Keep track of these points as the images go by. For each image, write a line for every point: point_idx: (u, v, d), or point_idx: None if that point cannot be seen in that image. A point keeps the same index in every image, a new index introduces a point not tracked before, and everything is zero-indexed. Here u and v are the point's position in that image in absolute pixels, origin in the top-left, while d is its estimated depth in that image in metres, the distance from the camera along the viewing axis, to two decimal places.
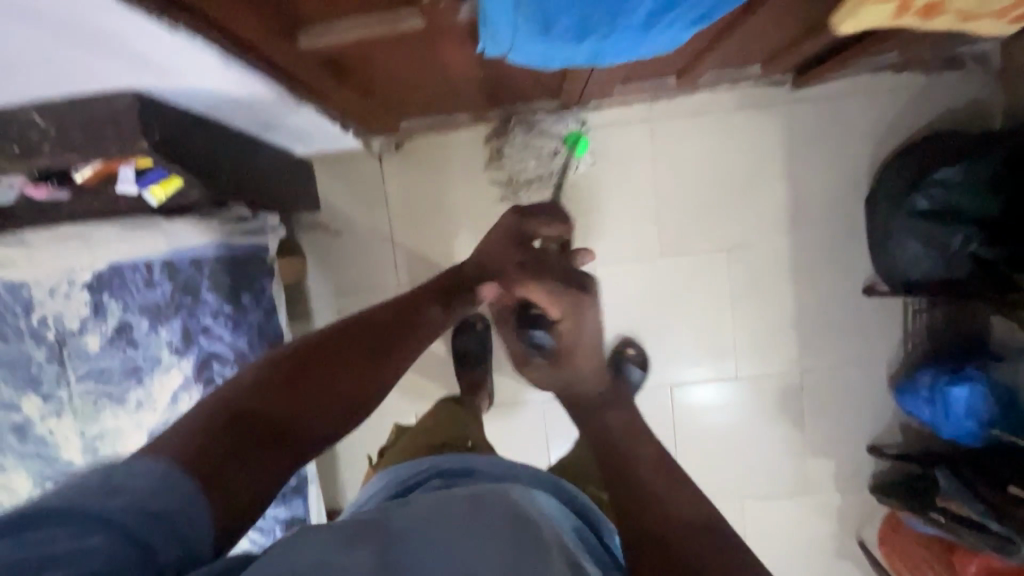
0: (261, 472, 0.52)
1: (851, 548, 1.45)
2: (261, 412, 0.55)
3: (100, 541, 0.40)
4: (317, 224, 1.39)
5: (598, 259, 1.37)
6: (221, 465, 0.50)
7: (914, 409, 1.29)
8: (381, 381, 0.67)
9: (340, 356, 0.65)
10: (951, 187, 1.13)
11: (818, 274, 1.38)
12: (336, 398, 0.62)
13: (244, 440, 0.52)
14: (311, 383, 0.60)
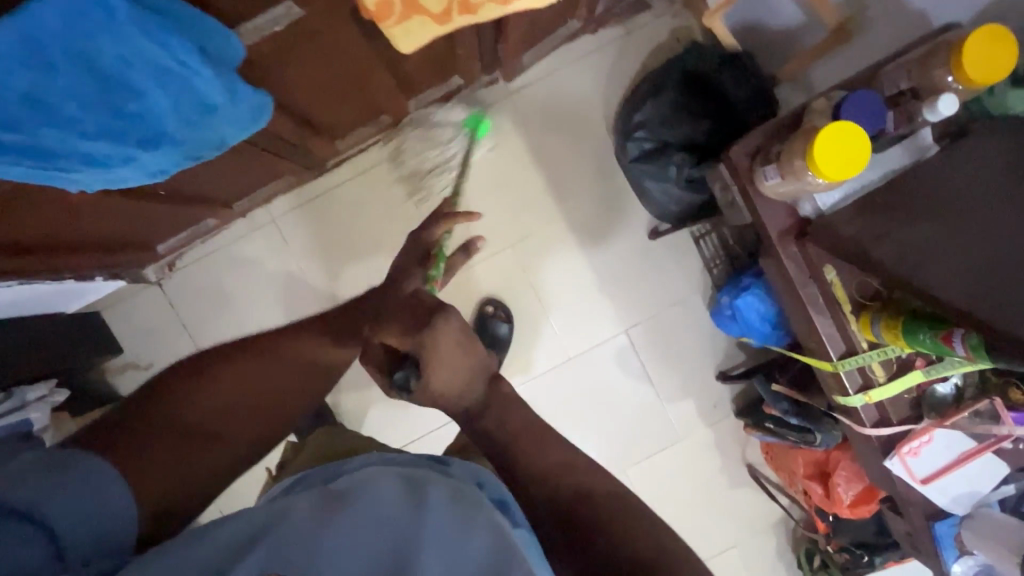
0: (146, 467, 0.60)
1: (744, 475, 1.46)
2: (175, 422, 0.64)
3: (4, 555, 0.48)
4: (128, 364, 1.41)
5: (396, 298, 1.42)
6: (142, 462, 0.60)
7: (727, 329, 1.30)
8: (279, 395, 0.72)
9: (231, 362, 0.70)
10: (651, 125, 1.17)
11: (604, 236, 1.42)
12: (251, 403, 0.70)
13: (150, 438, 0.61)
14: (215, 385, 0.67)
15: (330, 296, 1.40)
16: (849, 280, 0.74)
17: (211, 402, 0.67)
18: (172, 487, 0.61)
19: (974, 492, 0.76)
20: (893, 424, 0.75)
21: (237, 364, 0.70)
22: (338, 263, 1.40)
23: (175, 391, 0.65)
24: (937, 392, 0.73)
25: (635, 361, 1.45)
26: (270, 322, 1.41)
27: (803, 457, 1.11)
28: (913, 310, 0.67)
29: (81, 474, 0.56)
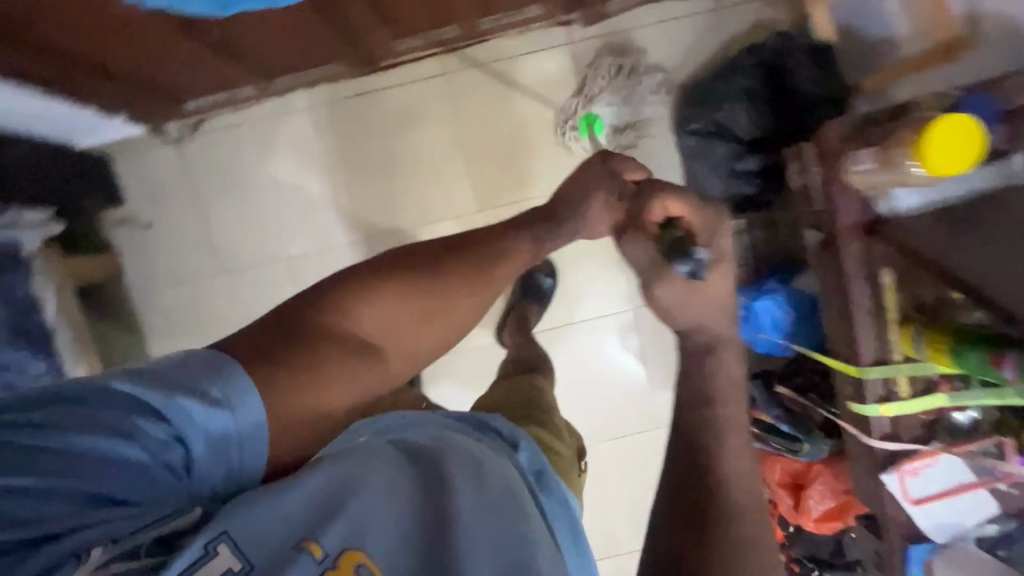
0: (298, 387, 0.63)
1: None
2: (319, 345, 0.67)
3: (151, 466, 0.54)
4: (124, 219, 1.34)
5: (414, 220, 1.36)
6: (287, 373, 0.63)
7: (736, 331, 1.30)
8: (426, 320, 0.76)
9: (376, 291, 0.73)
10: (704, 108, 1.17)
11: None
12: (405, 329, 0.74)
13: (289, 370, 0.64)
14: (344, 316, 0.70)
15: (351, 198, 1.35)
16: (900, 288, 0.82)
17: (364, 325, 0.71)
18: (307, 420, 0.64)
19: (959, 525, 0.83)
20: (902, 441, 0.83)
21: (373, 294, 0.73)
22: (366, 169, 1.35)
23: (304, 322, 0.68)
24: (955, 419, 0.81)
25: (636, 343, 1.43)
26: (284, 211, 1.36)
27: (781, 466, 1.10)
28: (954, 330, 0.74)
29: (230, 388, 0.59)
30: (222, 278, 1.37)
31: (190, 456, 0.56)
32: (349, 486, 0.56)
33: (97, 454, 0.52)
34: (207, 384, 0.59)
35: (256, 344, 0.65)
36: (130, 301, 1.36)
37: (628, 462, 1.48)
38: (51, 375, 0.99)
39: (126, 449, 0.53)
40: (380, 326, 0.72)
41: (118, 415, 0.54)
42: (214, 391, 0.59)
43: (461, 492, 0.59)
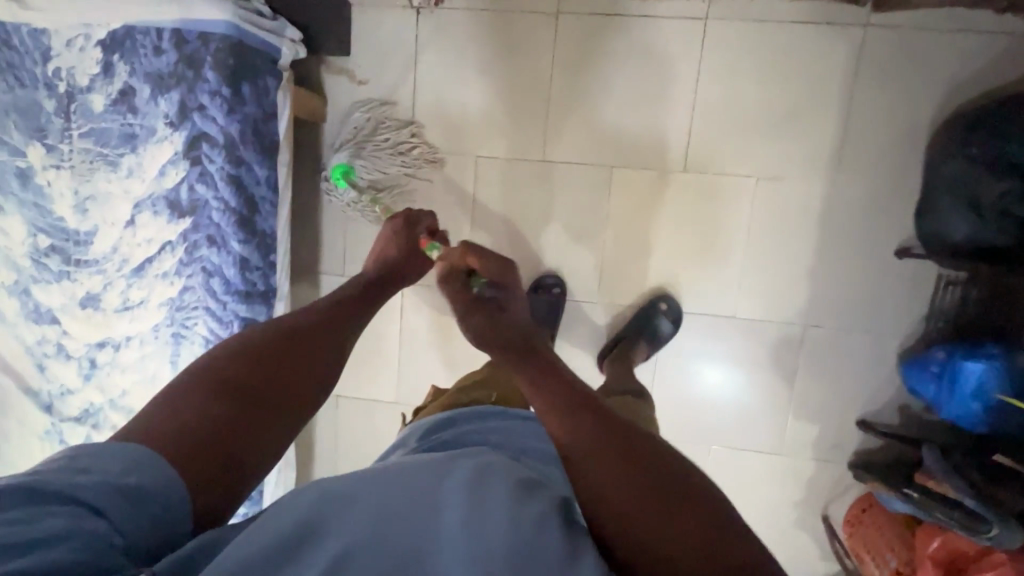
0: (216, 451, 0.63)
1: (814, 521, 1.38)
2: (200, 413, 0.65)
3: (109, 545, 0.51)
4: (344, 70, 1.36)
5: (615, 159, 1.31)
6: (196, 446, 0.62)
7: (918, 385, 1.19)
8: (308, 381, 0.78)
9: (240, 361, 0.73)
10: (993, 135, 1.05)
11: (851, 225, 1.27)
12: (279, 388, 0.74)
13: (210, 442, 0.63)
14: (247, 378, 0.72)
15: (560, 118, 1.31)
16: None
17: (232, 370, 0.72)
18: (217, 481, 0.62)
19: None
20: None
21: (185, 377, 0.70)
22: (586, 94, 1.30)
23: (220, 401, 0.67)
24: None
25: (791, 362, 1.33)
26: (492, 110, 1.33)
27: (942, 541, 1.00)
28: None
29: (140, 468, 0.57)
30: (411, 156, 1.38)
31: (125, 522, 0.53)
32: (321, 516, 0.55)
33: (37, 541, 0.47)
34: (141, 470, 0.57)
35: (196, 422, 0.64)
36: (323, 151, 1.40)
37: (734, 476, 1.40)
38: (269, 187, 1.01)
39: (88, 529, 0.50)
40: (245, 376, 0.72)
41: (26, 508, 0.49)
42: (103, 454, 0.56)
43: (455, 498, 0.56)
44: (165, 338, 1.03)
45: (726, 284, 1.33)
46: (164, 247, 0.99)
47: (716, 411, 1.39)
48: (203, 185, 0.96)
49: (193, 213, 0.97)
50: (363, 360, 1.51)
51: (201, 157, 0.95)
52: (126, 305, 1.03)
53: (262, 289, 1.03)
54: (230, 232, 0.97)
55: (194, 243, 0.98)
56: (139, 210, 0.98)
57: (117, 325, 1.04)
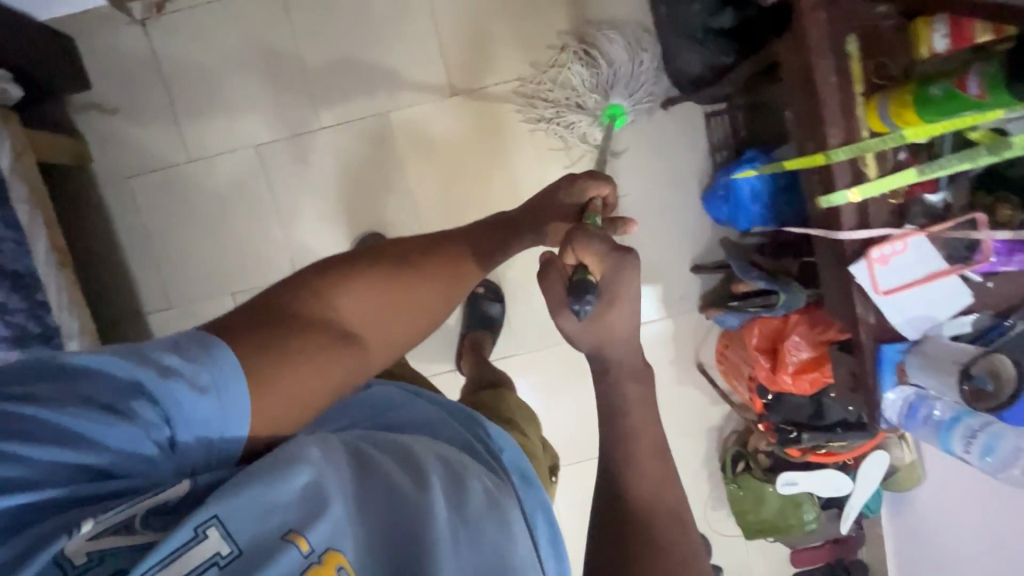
0: (289, 379, 0.60)
1: (693, 372, 1.45)
2: (294, 321, 0.64)
3: (143, 450, 0.52)
4: (92, 104, 1.32)
5: (388, 105, 1.34)
6: (278, 371, 0.59)
7: (716, 213, 1.28)
8: (411, 316, 0.74)
9: (350, 284, 0.69)
10: None
11: (616, 94, 1.35)
12: (371, 320, 0.70)
13: (282, 365, 0.60)
14: (358, 296, 0.69)
15: (322, 82, 1.33)
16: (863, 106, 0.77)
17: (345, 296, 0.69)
18: (267, 424, 0.59)
19: (932, 319, 0.82)
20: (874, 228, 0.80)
21: (336, 280, 0.69)
22: (337, 52, 1.32)
23: (302, 317, 0.64)
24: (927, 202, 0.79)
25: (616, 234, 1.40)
26: (255, 97, 1.33)
27: (759, 330, 1.09)
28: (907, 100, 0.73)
29: (220, 370, 0.56)
30: (193, 166, 1.35)
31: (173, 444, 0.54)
32: (331, 476, 0.55)
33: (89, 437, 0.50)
34: (216, 372, 0.56)
35: (260, 328, 0.61)
36: (101, 191, 1.34)
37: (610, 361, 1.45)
38: (1, 223, 0.96)
39: (114, 428, 0.51)
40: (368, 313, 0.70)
41: (111, 392, 0.52)
42: (202, 351, 0.57)
43: (442, 499, 0.58)
44: None
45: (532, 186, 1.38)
46: None
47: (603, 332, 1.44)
48: None
49: None
50: None
51: None
52: None
53: (38, 331, 0.99)
54: None
55: None
56: None
57: None
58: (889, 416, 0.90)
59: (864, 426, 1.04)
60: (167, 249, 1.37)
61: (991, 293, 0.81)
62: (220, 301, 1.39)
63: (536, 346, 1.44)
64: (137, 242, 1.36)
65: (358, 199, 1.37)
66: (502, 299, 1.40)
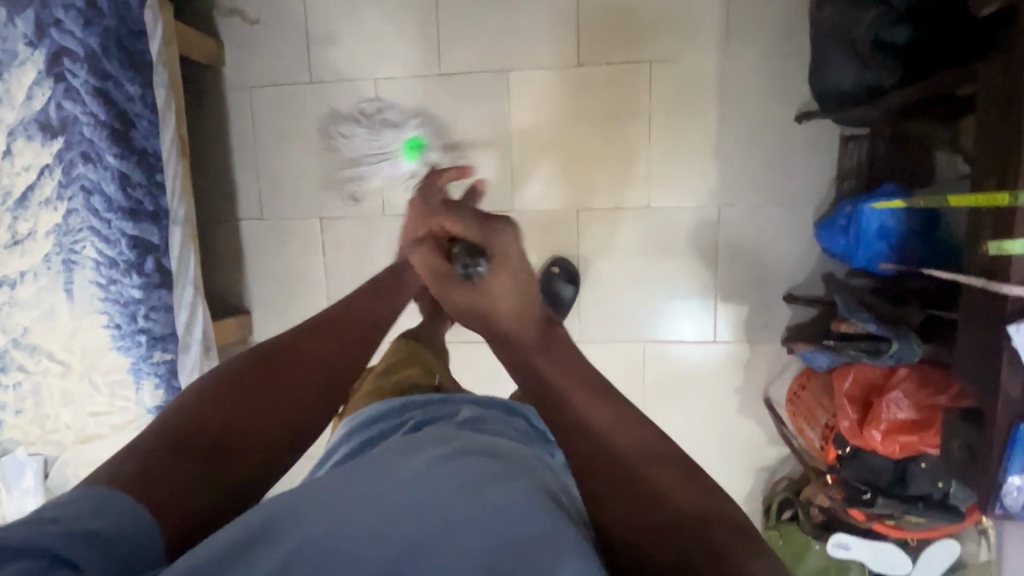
0: (188, 485, 0.56)
1: (758, 406, 1.37)
2: (172, 441, 0.59)
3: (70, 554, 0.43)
4: (235, 11, 1.37)
5: (510, 64, 1.31)
6: (169, 485, 0.55)
7: (830, 243, 1.18)
8: (297, 420, 0.70)
9: (228, 401, 0.66)
10: None
11: (751, 97, 1.26)
12: (265, 427, 0.67)
13: (174, 481, 0.56)
14: (232, 412, 0.65)
15: (451, 29, 1.32)
16: None
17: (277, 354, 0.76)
18: (196, 513, 0.55)
19: None
20: None
21: (209, 402, 0.65)
22: (472, 0, 1.30)
23: (179, 438, 0.60)
24: None
25: (712, 244, 1.32)
26: (383, 30, 1.34)
27: (855, 377, 0.99)
28: None
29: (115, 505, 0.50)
30: (312, 89, 1.38)
31: (83, 564, 0.43)
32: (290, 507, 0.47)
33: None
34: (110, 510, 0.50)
35: (158, 453, 0.58)
36: (225, 93, 1.40)
37: (673, 372, 1.39)
38: (141, 102, 1.01)
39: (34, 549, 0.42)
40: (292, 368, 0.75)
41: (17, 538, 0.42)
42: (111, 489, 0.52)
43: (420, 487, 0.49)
44: (57, 268, 1.02)
45: (636, 177, 1.32)
46: (42, 171, 0.98)
47: (687, 366, 1.38)
48: (70, 101, 0.95)
49: (65, 131, 0.96)
50: (291, 305, 1.48)
51: (64, 74, 0.95)
52: (15, 241, 1.01)
53: (150, 210, 1.04)
54: (104, 147, 0.98)
55: (70, 162, 0.97)
56: (12, 137, 0.97)
57: (9, 263, 1.02)
58: (1007, 505, 0.74)
59: (951, 508, 0.96)
60: (272, 163, 1.42)
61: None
62: (309, 223, 1.43)
63: (599, 337, 1.40)
64: (247, 151, 1.42)
65: (459, 152, 1.36)
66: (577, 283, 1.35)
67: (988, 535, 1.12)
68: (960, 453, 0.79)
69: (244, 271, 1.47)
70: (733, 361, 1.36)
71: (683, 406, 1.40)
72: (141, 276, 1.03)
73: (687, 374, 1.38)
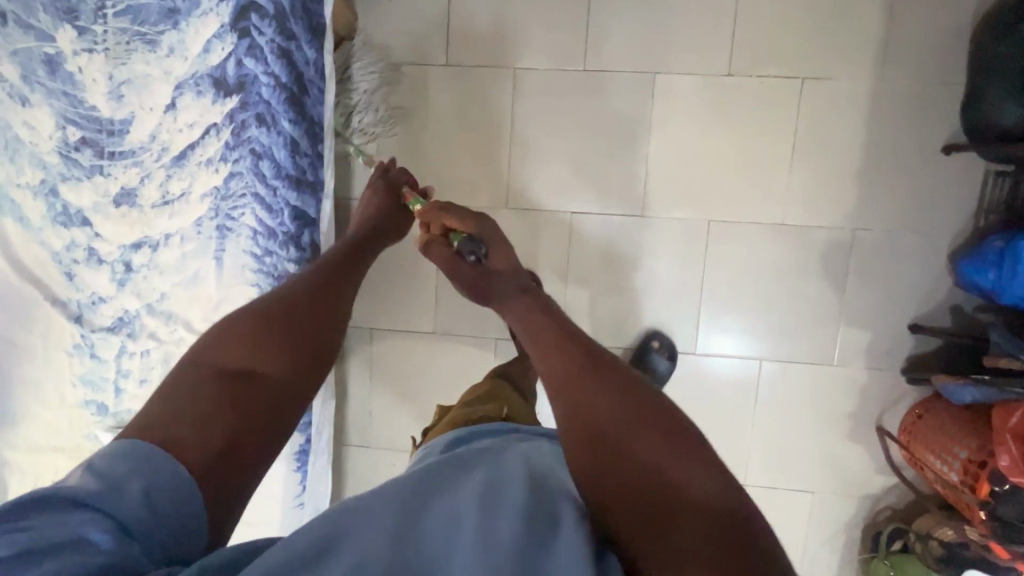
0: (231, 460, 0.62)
1: (868, 433, 1.36)
2: (202, 427, 0.62)
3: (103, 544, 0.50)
4: None
5: (658, 66, 1.28)
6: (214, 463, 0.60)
7: (976, 278, 1.17)
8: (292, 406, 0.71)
9: (233, 389, 0.66)
10: None
11: (900, 123, 1.25)
12: (265, 414, 0.67)
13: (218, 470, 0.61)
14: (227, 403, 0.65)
15: (602, 24, 1.28)
16: None
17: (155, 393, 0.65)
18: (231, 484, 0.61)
19: None
20: None
21: (209, 395, 0.64)
22: None
23: (211, 418, 0.63)
24: None
25: (842, 267, 1.31)
26: (529, 18, 1.30)
27: (1020, 415, 0.99)
28: None
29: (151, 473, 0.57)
30: (445, 71, 1.34)
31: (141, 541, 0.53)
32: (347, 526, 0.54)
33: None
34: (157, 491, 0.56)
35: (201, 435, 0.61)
36: None
37: (783, 392, 1.38)
38: None
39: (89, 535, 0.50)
40: (242, 361, 0.69)
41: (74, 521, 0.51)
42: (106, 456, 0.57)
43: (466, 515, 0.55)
44: (209, 233, 0.97)
45: (773, 193, 1.30)
46: (209, 130, 0.93)
47: (798, 388, 1.37)
48: (252, 58, 0.91)
49: (241, 91, 0.92)
50: (396, 292, 1.43)
51: (249, 29, 0.90)
52: (165, 200, 0.96)
53: (310, 181, 0.97)
54: (280, 111, 0.93)
55: (242, 123, 0.93)
56: (180, 92, 0.92)
57: (154, 223, 0.97)
58: None
59: None
60: (393, 144, 1.38)
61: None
62: None
63: (713, 350, 1.38)
64: None
65: (593, 151, 1.33)
66: (673, 360, 1.36)
67: None
68: None
69: None
70: (847, 388, 1.35)
71: (789, 426, 1.39)
72: (298, 250, 0.98)
73: (797, 395, 1.37)
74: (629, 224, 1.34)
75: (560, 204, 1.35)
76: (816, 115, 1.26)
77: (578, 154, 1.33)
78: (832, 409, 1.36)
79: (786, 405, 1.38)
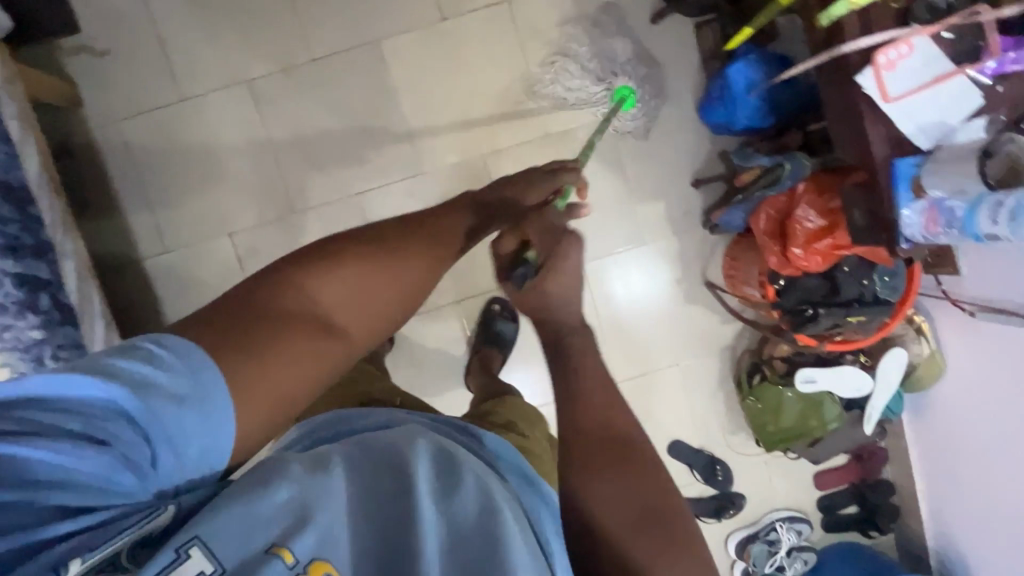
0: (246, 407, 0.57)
1: (700, 290, 1.43)
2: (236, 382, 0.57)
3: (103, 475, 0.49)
4: (82, 47, 1.31)
5: (378, 33, 1.33)
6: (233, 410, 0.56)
7: (711, 118, 1.26)
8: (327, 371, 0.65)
9: (238, 339, 0.59)
10: None
11: (605, 9, 1.35)
12: (288, 372, 0.60)
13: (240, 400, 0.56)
14: (253, 341, 0.59)
15: (311, 13, 1.33)
16: None
17: (324, 305, 0.66)
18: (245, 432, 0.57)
19: (943, 125, 0.81)
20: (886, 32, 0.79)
21: (256, 337, 0.60)
22: None
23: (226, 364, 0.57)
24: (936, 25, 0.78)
25: (614, 152, 1.39)
26: (242, 30, 1.32)
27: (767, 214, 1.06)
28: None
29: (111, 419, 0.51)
30: (184, 104, 1.34)
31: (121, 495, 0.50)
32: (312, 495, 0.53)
33: (25, 453, 0.47)
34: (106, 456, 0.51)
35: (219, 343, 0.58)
36: (93, 134, 1.34)
37: (615, 284, 1.43)
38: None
39: (91, 456, 0.49)
40: (270, 308, 0.62)
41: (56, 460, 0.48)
42: (153, 342, 0.56)
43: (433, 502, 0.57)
44: None
45: (528, 109, 1.37)
46: None
47: (626, 274, 1.43)
48: None
49: None
50: None
51: None
52: None
53: (32, 244, 0.96)
54: None
55: None
56: None
57: None
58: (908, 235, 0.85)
59: (881, 302, 1.04)
60: (161, 191, 1.36)
61: (1004, 97, 0.79)
62: (218, 241, 1.38)
63: None
64: (133, 185, 1.35)
65: (353, 130, 1.36)
66: (516, 318, 1.44)
67: (923, 331, 1.21)
68: (864, 220, 0.90)
69: (163, 310, 1.38)
70: (666, 257, 1.42)
71: (634, 312, 1.44)
72: (37, 314, 0.93)
73: (627, 281, 1.43)
74: (413, 185, 1.38)
75: (344, 190, 1.37)
76: (533, 27, 1.35)
77: (341, 137, 1.36)
78: (664, 281, 1.43)
79: (623, 295, 1.43)
